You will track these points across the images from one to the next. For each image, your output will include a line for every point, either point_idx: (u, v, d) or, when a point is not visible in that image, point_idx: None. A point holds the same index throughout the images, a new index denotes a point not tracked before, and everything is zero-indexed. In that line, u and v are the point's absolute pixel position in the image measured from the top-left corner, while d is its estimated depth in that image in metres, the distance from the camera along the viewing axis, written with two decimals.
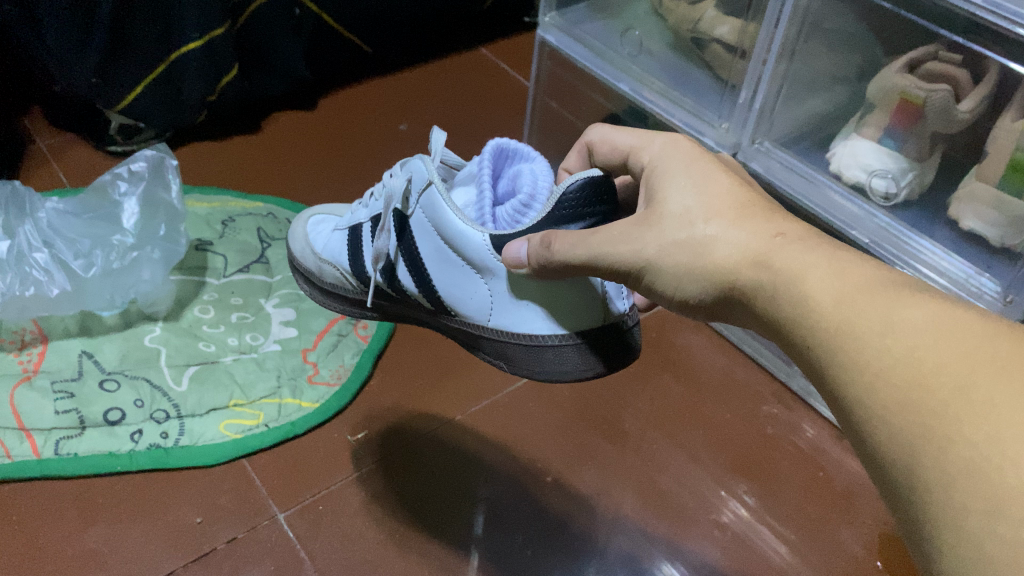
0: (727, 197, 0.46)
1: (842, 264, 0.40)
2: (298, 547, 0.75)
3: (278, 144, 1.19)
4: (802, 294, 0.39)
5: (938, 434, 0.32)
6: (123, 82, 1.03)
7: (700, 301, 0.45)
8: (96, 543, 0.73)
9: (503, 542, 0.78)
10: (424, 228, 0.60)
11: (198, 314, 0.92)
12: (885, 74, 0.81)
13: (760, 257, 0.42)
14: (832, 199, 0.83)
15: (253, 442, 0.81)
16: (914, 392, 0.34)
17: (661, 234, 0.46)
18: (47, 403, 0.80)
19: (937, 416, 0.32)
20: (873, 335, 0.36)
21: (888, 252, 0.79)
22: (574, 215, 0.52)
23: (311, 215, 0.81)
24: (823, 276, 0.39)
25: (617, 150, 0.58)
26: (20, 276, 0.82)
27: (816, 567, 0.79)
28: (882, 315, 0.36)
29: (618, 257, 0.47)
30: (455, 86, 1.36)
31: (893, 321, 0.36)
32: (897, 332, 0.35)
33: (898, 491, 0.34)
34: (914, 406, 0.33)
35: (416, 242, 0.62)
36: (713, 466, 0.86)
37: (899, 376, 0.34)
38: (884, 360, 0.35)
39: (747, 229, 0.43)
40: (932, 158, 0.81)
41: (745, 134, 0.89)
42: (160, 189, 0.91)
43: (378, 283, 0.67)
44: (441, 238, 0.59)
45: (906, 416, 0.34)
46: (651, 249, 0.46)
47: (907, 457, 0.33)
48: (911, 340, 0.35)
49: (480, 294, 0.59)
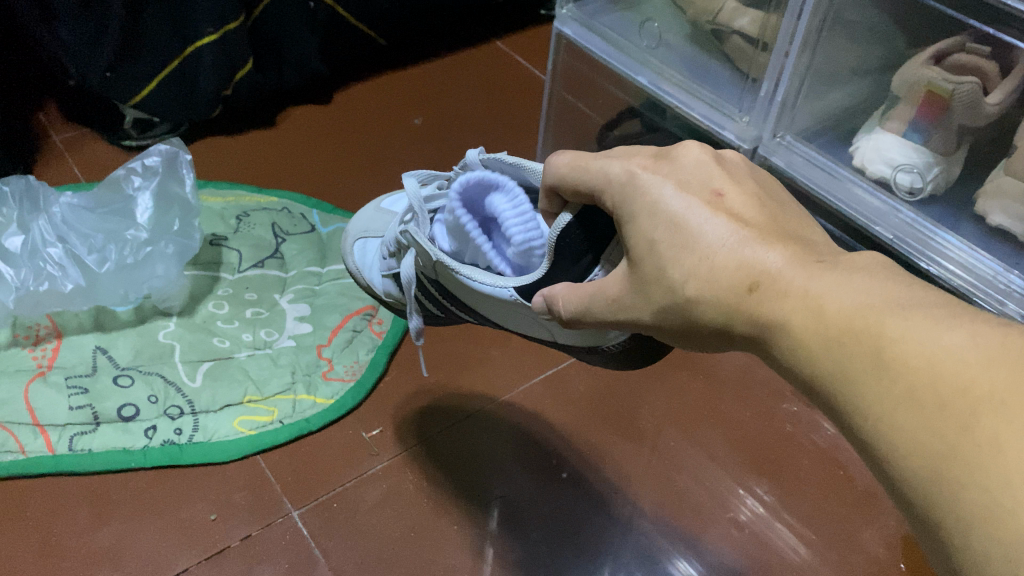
0: None
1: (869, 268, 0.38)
2: (313, 545, 0.74)
3: (293, 138, 1.19)
4: (806, 311, 0.38)
5: (958, 473, 0.31)
6: (138, 76, 1.03)
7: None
8: (110, 541, 0.72)
9: (518, 539, 0.77)
10: (458, 286, 0.65)
11: (212, 309, 0.92)
12: (910, 66, 0.79)
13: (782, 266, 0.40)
14: (855, 193, 0.82)
15: (268, 439, 0.81)
16: (922, 436, 0.33)
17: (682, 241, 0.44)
18: (61, 398, 0.80)
19: (950, 459, 0.32)
20: (869, 379, 0.35)
21: (911, 249, 0.78)
22: (571, 261, 0.56)
23: (351, 238, 0.81)
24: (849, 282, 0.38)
25: (588, 185, 0.52)
26: (35, 270, 0.83)
27: (837, 567, 0.77)
28: (873, 348, 0.35)
29: None
30: (471, 79, 1.35)
31: (885, 361, 0.35)
32: (892, 374, 0.34)
33: (918, 517, 0.33)
34: (927, 449, 0.32)
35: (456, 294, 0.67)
36: (731, 465, 0.85)
37: (905, 420, 0.33)
38: (886, 405, 0.34)
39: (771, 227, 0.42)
40: (958, 153, 0.80)
41: (767, 128, 0.87)
42: (173, 184, 0.91)
43: (435, 311, 0.73)
44: (474, 296, 0.64)
45: (916, 457, 0.33)
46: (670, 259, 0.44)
47: (926, 492, 0.32)
48: (907, 383, 0.34)
49: (524, 323, 0.64)
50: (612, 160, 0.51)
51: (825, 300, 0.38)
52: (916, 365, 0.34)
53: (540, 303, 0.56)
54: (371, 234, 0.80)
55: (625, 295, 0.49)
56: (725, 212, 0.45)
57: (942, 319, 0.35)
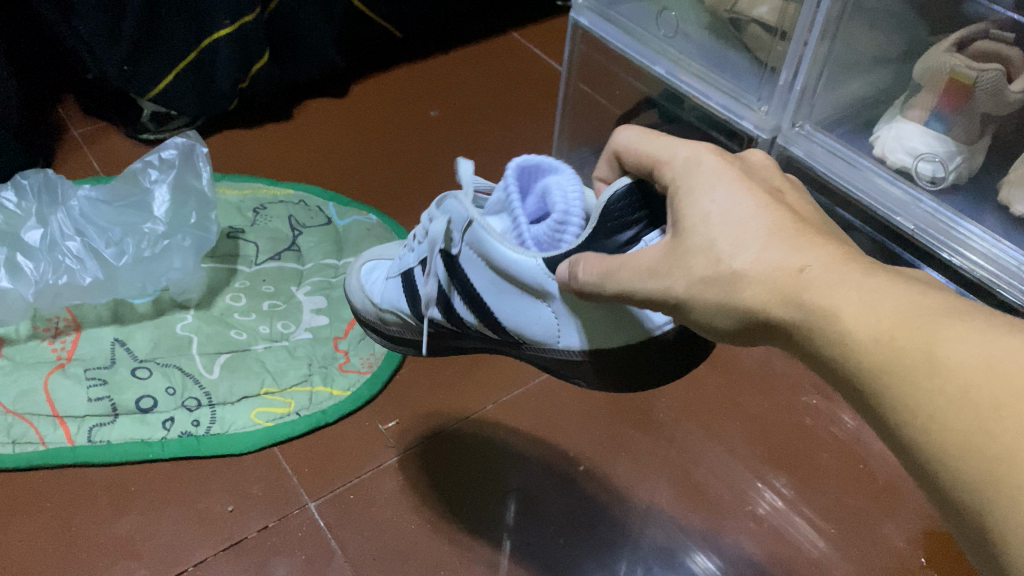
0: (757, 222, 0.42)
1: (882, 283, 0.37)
2: (329, 536, 0.74)
3: (310, 129, 1.19)
4: (844, 308, 0.37)
5: (1008, 484, 0.30)
6: (155, 69, 1.03)
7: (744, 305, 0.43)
8: (129, 531, 0.73)
9: (535, 532, 0.77)
10: (474, 262, 0.58)
11: (229, 302, 0.92)
12: (932, 53, 0.78)
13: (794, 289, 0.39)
14: (877, 183, 0.81)
15: (285, 430, 0.81)
16: (966, 445, 0.32)
17: (692, 266, 0.43)
18: (80, 390, 0.81)
19: (997, 466, 0.31)
20: (919, 376, 0.34)
21: (933, 239, 0.77)
22: (623, 226, 0.50)
23: (362, 262, 0.80)
24: (862, 303, 0.37)
25: (640, 162, 0.53)
26: (54, 264, 0.83)
27: (858, 563, 0.76)
28: (925, 348, 0.34)
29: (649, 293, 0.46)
30: (488, 71, 1.34)
31: (934, 363, 0.34)
32: (942, 374, 0.33)
33: (955, 514, 0.33)
34: (977, 454, 0.32)
35: (469, 276, 0.59)
36: (750, 457, 0.84)
37: (956, 422, 0.33)
38: (935, 406, 0.33)
39: (795, 229, 0.42)
40: (982, 141, 0.78)
41: (785, 117, 0.86)
42: (191, 177, 0.91)
43: (436, 319, 0.66)
44: (494, 270, 0.57)
45: (968, 463, 0.32)
46: (680, 285, 0.44)
47: (978, 495, 0.32)
48: (959, 387, 0.33)
49: (544, 318, 0.56)
50: (682, 141, 0.51)
51: (876, 296, 0.36)
52: (970, 369, 0.33)
53: (564, 270, 0.50)
54: (385, 257, 0.79)
55: (663, 251, 0.45)
56: (745, 201, 0.44)
57: (998, 326, 0.34)
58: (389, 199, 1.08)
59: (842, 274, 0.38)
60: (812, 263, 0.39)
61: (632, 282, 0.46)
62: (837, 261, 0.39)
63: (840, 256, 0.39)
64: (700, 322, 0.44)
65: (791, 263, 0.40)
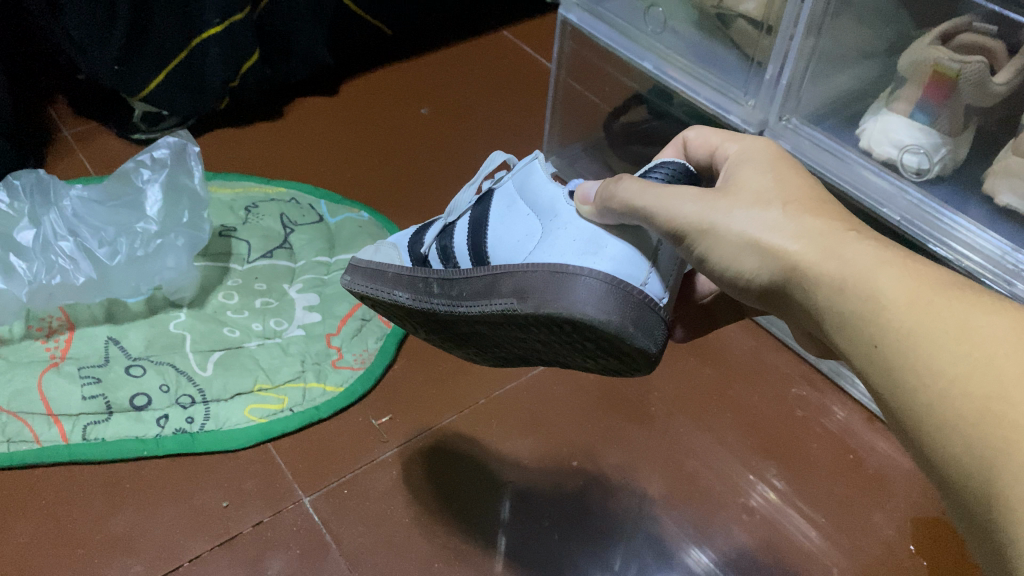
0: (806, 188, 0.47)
1: (917, 266, 0.41)
2: (324, 531, 0.75)
3: (302, 128, 1.19)
4: (888, 272, 0.41)
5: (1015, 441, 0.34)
6: (146, 68, 1.03)
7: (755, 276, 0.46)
8: (125, 528, 0.73)
9: (528, 525, 0.78)
10: (508, 190, 0.61)
11: (222, 300, 0.93)
12: (917, 47, 0.79)
13: (830, 249, 0.43)
14: (863, 176, 0.82)
15: (279, 427, 0.81)
16: (981, 408, 0.35)
17: (734, 203, 0.47)
18: (74, 388, 0.81)
19: (1008, 427, 0.34)
20: (947, 341, 0.37)
21: (920, 230, 0.78)
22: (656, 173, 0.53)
23: None
24: (896, 275, 0.40)
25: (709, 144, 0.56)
26: (47, 264, 0.83)
27: (848, 552, 0.77)
28: (959, 320, 0.38)
29: (681, 212, 0.48)
30: (479, 68, 1.35)
31: (966, 330, 0.37)
32: (973, 340, 0.37)
33: (947, 474, 0.37)
34: (991, 416, 0.35)
35: (492, 203, 0.61)
36: (741, 449, 0.85)
37: (976, 386, 0.36)
38: (958, 369, 0.37)
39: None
40: (965, 133, 0.79)
41: (773, 111, 0.87)
42: (182, 176, 0.91)
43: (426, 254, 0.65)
44: (517, 193, 0.60)
45: (980, 423, 0.35)
46: (718, 215, 0.46)
47: (985, 454, 0.35)
48: (984, 351, 0.36)
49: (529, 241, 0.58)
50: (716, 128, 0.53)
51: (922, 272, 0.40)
52: (997, 343, 0.36)
53: (603, 188, 0.53)
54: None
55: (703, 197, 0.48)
56: None
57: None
58: (382, 197, 1.09)
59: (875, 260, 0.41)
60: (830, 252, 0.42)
61: (674, 201, 0.48)
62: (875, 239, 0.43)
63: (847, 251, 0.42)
64: (725, 266, 0.47)
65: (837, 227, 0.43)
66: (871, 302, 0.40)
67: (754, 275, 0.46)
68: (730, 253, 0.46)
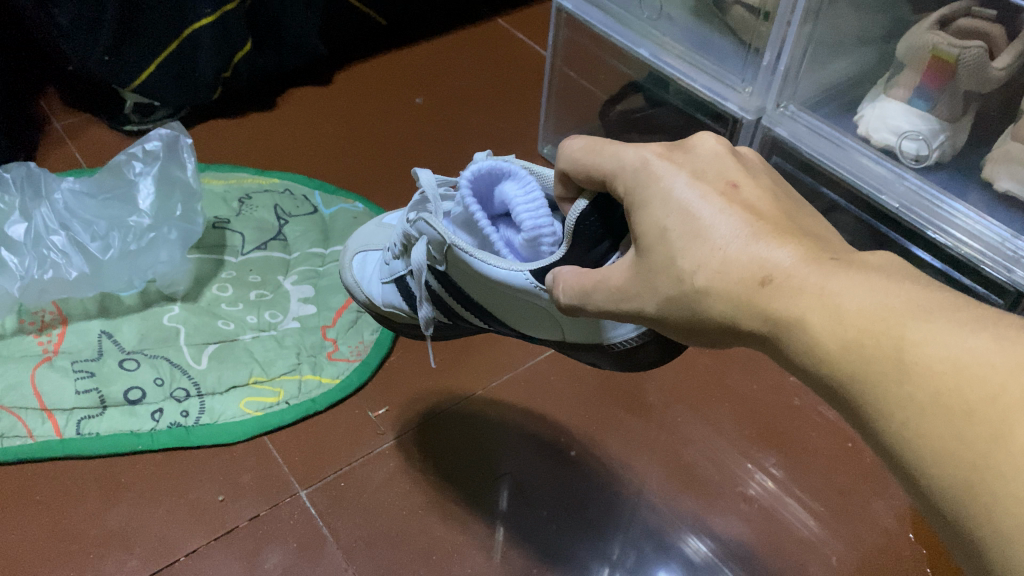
0: (750, 207, 0.42)
1: (843, 287, 0.35)
2: (321, 524, 0.74)
3: (295, 119, 1.18)
4: (811, 318, 0.36)
5: (985, 486, 0.29)
6: (136, 59, 1.02)
7: (707, 328, 0.41)
8: (120, 523, 0.73)
9: (528, 516, 0.77)
10: (467, 279, 0.61)
11: (216, 292, 0.92)
12: (915, 32, 0.78)
13: (754, 306, 0.38)
14: (860, 162, 0.81)
15: (274, 420, 0.81)
16: (944, 448, 0.31)
17: (656, 289, 0.43)
18: (67, 382, 0.81)
19: (979, 470, 0.29)
20: (889, 382, 0.33)
21: (919, 217, 0.78)
22: (597, 240, 0.52)
23: (354, 252, 0.79)
24: (822, 319, 0.35)
25: (591, 176, 0.49)
26: (38, 258, 0.82)
27: (846, 541, 0.77)
28: (891, 355, 0.33)
29: (624, 313, 0.47)
30: (475, 57, 1.34)
31: (904, 365, 0.32)
32: (914, 377, 0.32)
33: (930, 514, 0.32)
34: (952, 459, 0.30)
35: (465, 289, 0.63)
36: (739, 439, 0.85)
37: (929, 427, 0.31)
38: (909, 410, 0.32)
39: (760, 228, 0.40)
40: (965, 119, 0.79)
41: (770, 98, 0.86)
42: (175, 168, 0.89)
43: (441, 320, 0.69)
44: (485, 285, 0.59)
45: (942, 467, 0.31)
46: (651, 306, 0.44)
47: (954, 499, 0.30)
48: (929, 387, 0.31)
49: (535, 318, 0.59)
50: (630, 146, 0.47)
51: (842, 299, 0.35)
52: (941, 368, 0.31)
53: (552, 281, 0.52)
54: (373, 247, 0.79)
55: (630, 272, 0.46)
56: (716, 197, 0.42)
57: (967, 322, 0.32)
58: (375, 187, 1.08)
59: (821, 271, 0.37)
60: (775, 272, 0.38)
61: (607, 303, 0.47)
62: (809, 256, 0.38)
63: (812, 255, 0.38)
64: (674, 324, 0.43)
65: (785, 251, 0.38)
66: (808, 356, 0.36)
67: (697, 326, 0.42)
68: (682, 320, 0.43)
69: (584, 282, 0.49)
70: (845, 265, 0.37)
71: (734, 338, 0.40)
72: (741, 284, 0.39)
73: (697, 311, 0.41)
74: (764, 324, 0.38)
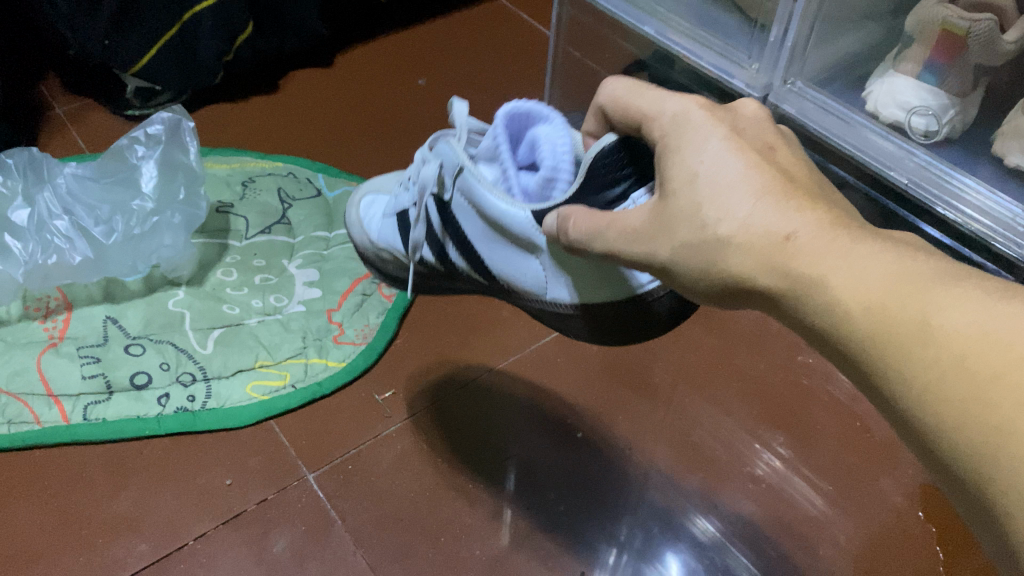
0: (770, 172, 0.41)
1: (869, 252, 0.35)
2: (329, 507, 0.74)
3: (298, 101, 1.17)
4: (834, 278, 0.35)
5: (1009, 449, 0.29)
6: (136, 43, 1.01)
7: (718, 289, 0.41)
8: (128, 507, 0.73)
9: (535, 497, 0.77)
10: (465, 209, 0.61)
11: (221, 277, 0.92)
12: (925, 5, 0.76)
13: (773, 266, 0.37)
14: (869, 138, 0.80)
15: (280, 404, 0.80)
16: (968, 412, 0.30)
17: (673, 236, 0.42)
18: (73, 368, 0.80)
19: (1003, 433, 0.29)
20: (913, 345, 0.32)
21: (928, 193, 0.77)
22: (612, 180, 0.50)
23: (363, 193, 0.80)
24: (846, 279, 0.35)
25: (628, 117, 0.50)
26: (42, 244, 0.82)
27: (855, 519, 0.77)
28: (917, 316, 0.32)
29: (634, 256, 0.45)
30: (478, 37, 1.33)
31: (931, 328, 0.32)
32: (939, 342, 0.32)
33: (946, 481, 0.32)
34: (977, 422, 0.30)
35: (461, 223, 0.62)
36: (747, 418, 0.85)
37: (953, 391, 0.31)
38: (933, 374, 0.32)
39: (785, 190, 0.40)
40: (974, 94, 0.78)
41: (776, 74, 0.85)
42: (177, 151, 0.88)
43: (431, 261, 0.69)
44: (484, 219, 0.58)
45: (965, 431, 0.30)
46: (664, 253, 0.43)
47: (975, 466, 0.30)
48: (956, 351, 0.31)
49: (531, 271, 0.58)
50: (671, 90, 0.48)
51: (866, 263, 0.35)
52: (965, 340, 0.31)
53: (552, 223, 0.50)
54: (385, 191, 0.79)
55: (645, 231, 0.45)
56: (744, 157, 0.42)
57: (995, 295, 0.32)
58: (379, 170, 1.08)
59: (845, 236, 0.36)
60: (786, 249, 0.37)
61: (619, 243, 0.46)
62: (831, 221, 0.37)
63: (835, 220, 0.38)
64: (685, 284, 0.43)
65: (805, 214, 0.38)
66: (828, 314, 0.35)
67: (706, 281, 0.41)
68: (695, 273, 0.42)
69: (595, 219, 0.47)
70: (872, 234, 0.36)
71: (747, 300, 0.40)
72: (760, 241, 0.38)
73: (712, 272, 0.40)
74: (782, 283, 0.37)
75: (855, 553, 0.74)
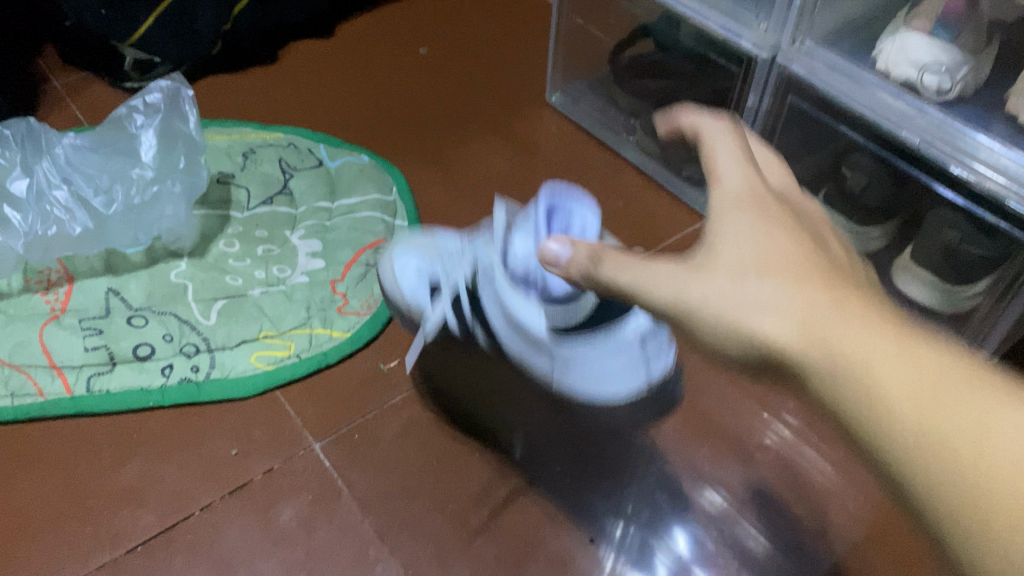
0: (789, 253, 0.43)
1: (871, 326, 0.38)
2: (336, 476, 0.74)
3: (299, 72, 1.16)
4: (841, 347, 0.37)
5: (983, 531, 0.32)
6: (135, 11, 1.00)
7: (738, 356, 0.43)
8: (133, 478, 0.72)
9: (544, 466, 0.76)
10: (491, 296, 0.73)
11: (223, 248, 0.91)
12: None
13: (788, 346, 0.40)
14: (880, 98, 0.78)
15: (285, 374, 0.80)
16: (946, 493, 0.33)
17: (706, 281, 0.45)
18: (76, 340, 0.80)
19: (974, 518, 0.32)
20: (897, 409, 0.35)
21: (942, 151, 0.75)
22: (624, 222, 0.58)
23: (397, 250, 0.81)
24: (852, 343, 0.37)
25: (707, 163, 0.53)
26: (42, 215, 0.81)
27: (866, 486, 0.76)
28: (897, 386, 0.35)
29: (657, 300, 0.46)
30: (480, 5, 1.31)
31: (912, 395, 0.35)
32: (921, 411, 0.34)
33: (933, 541, 0.35)
34: (956, 491, 0.33)
35: (485, 308, 0.73)
36: (757, 386, 0.84)
37: (934, 470, 0.34)
38: (914, 449, 0.34)
39: (803, 273, 0.42)
40: (986, 53, 0.78)
41: (786, 35, 0.83)
42: (176, 121, 0.87)
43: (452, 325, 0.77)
44: (507, 320, 0.72)
45: (942, 494, 0.33)
46: (694, 295, 0.45)
47: (954, 543, 0.33)
48: (935, 423, 0.34)
49: (534, 314, 0.71)
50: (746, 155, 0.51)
51: (873, 348, 0.37)
52: (1014, 469, 0.32)
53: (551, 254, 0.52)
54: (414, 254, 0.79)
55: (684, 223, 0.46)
56: (776, 243, 0.44)
57: (987, 377, 0.34)
58: (383, 143, 1.07)
59: (845, 311, 0.39)
60: None
61: (650, 280, 0.47)
62: (840, 297, 0.40)
63: (838, 295, 0.40)
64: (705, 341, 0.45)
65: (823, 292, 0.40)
66: (831, 378, 0.38)
67: (727, 342, 0.43)
68: (715, 335, 0.44)
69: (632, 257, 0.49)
70: (875, 311, 0.39)
71: (769, 369, 0.42)
72: (790, 316, 0.40)
73: (732, 347, 0.43)
74: (789, 342, 0.39)
75: (867, 517, 0.74)
